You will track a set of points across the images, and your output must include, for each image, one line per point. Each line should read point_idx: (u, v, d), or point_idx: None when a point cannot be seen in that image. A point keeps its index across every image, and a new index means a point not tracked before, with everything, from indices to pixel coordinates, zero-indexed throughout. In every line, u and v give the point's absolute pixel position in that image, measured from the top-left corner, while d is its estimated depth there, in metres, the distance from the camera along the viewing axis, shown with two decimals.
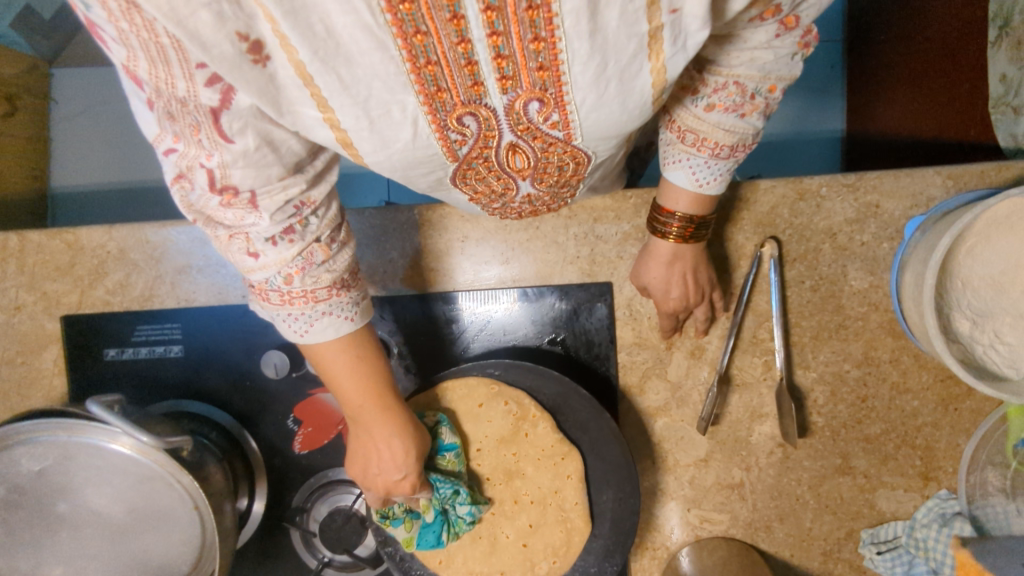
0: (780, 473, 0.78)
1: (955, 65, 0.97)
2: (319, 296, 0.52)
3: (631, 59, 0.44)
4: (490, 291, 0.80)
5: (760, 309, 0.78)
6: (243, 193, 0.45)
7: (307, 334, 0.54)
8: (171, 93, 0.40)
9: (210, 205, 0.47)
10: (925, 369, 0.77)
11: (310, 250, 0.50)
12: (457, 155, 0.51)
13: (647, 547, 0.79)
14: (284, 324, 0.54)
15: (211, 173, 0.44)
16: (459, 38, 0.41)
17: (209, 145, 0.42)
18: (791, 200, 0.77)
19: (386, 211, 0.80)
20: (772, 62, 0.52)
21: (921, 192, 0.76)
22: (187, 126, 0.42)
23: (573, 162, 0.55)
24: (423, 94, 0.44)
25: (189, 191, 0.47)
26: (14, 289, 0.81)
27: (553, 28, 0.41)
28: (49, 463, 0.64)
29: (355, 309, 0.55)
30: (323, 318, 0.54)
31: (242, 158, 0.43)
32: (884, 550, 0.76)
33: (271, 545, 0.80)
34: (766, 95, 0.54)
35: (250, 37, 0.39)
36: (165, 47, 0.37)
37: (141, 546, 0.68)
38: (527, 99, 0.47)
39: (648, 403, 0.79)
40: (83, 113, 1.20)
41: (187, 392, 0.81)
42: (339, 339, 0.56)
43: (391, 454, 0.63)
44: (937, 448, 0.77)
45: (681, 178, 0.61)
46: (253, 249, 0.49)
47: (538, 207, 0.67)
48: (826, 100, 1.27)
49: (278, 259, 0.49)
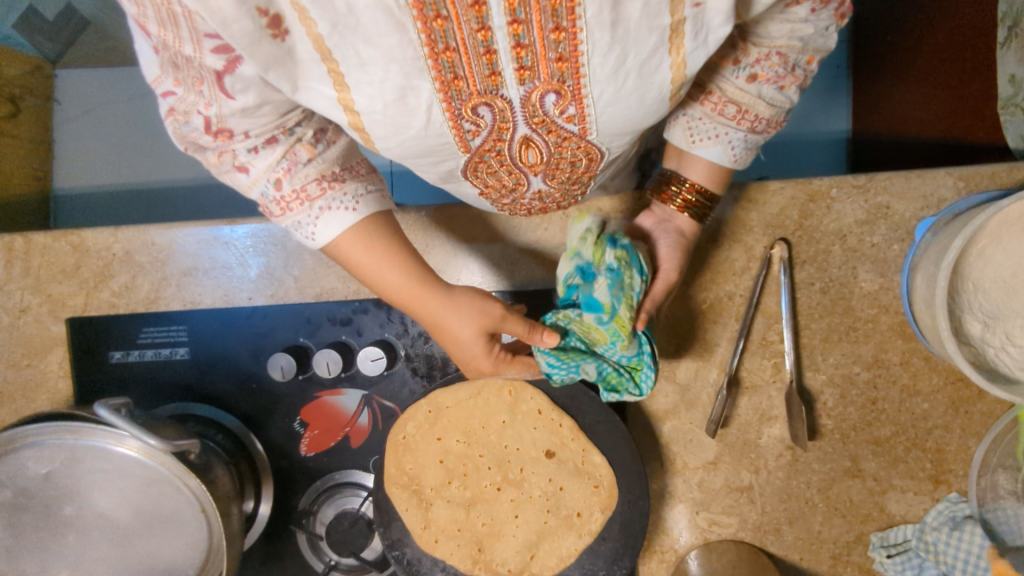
0: (790, 476, 0.77)
1: (965, 65, 0.96)
2: (313, 195, 0.51)
3: (652, 51, 0.45)
4: (498, 293, 0.80)
5: (769, 311, 0.77)
6: (238, 135, 0.48)
7: (316, 237, 0.53)
8: (177, 50, 0.42)
9: (201, 138, 0.48)
10: (935, 372, 0.77)
11: (294, 151, 0.50)
12: (470, 146, 0.51)
13: (655, 550, 0.78)
14: (293, 232, 0.53)
15: (207, 120, 0.46)
16: (479, 25, 0.41)
17: (207, 95, 0.44)
18: (801, 201, 0.77)
19: (393, 212, 0.79)
20: (811, 34, 0.54)
21: (931, 194, 0.76)
22: (190, 77, 0.44)
23: (586, 158, 0.55)
24: (439, 81, 0.45)
25: (181, 124, 0.47)
26: (19, 291, 0.81)
27: (575, 18, 0.42)
28: (56, 466, 0.64)
29: (357, 200, 0.53)
30: (323, 216, 0.52)
31: (238, 112, 0.45)
32: (894, 553, 0.75)
33: (277, 547, 0.80)
34: (804, 68, 0.57)
35: (269, 12, 0.40)
36: (176, 14, 0.40)
37: (148, 550, 0.67)
38: (544, 91, 0.47)
39: (657, 406, 0.79)
40: (86, 112, 1.20)
41: (193, 394, 0.81)
42: (348, 232, 0.54)
43: (473, 313, 0.61)
44: (948, 451, 0.77)
45: (716, 153, 0.63)
46: (240, 162, 0.49)
47: (548, 204, 0.66)
48: (828, 103, 1.27)
49: (265, 166, 0.49)
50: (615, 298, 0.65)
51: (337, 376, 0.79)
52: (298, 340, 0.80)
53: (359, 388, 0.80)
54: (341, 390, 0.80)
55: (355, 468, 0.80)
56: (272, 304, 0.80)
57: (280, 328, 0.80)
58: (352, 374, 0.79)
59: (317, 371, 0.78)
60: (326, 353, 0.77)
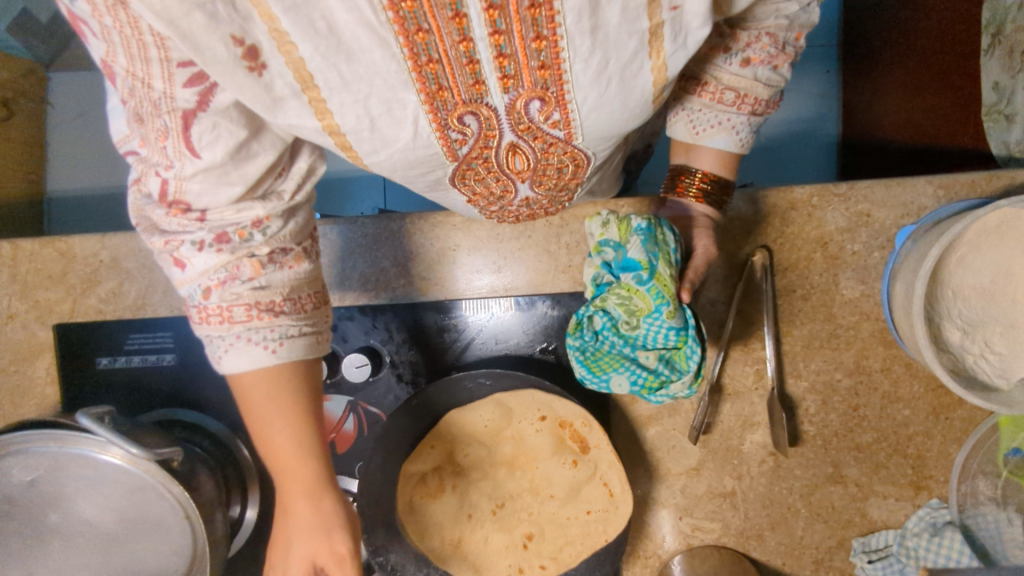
0: (772, 482, 0.78)
1: (950, 71, 0.97)
2: (236, 317, 0.50)
3: (633, 56, 0.45)
4: (482, 299, 0.80)
5: (751, 318, 0.78)
6: (193, 210, 0.47)
7: (222, 361, 0.51)
8: (147, 93, 0.41)
9: (156, 214, 0.47)
10: (916, 378, 0.77)
11: (236, 264, 0.48)
12: (457, 155, 0.52)
13: (639, 555, 0.79)
14: (205, 345, 0.52)
15: (166, 184, 0.46)
16: (460, 36, 0.42)
17: (172, 153, 0.44)
18: (782, 209, 0.77)
19: (377, 220, 0.80)
20: (795, 11, 0.55)
21: (912, 202, 0.76)
22: (153, 132, 0.43)
23: (572, 164, 0.56)
24: (424, 92, 0.45)
25: (143, 196, 0.48)
26: (7, 297, 0.81)
27: (554, 27, 0.42)
28: (40, 473, 0.64)
29: (281, 341, 0.51)
30: (236, 343, 0.50)
31: (201, 173, 0.44)
32: (875, 559, 0.76)
33: (263, 551, 0.80)
34: (792, 45, 0.58)
35: (246, 43, 0.40)
36: (147, 45, 0.38)
37: (133, 555, 0.68)
38: (528, 98, 0.48)
39: (640, 412, 0.79)
40: (79, 117, 1.20)
41: (179, 401, 0.81)
42: (256, 371, 0.51)
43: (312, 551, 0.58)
44: (929, 457, 0.77)
45: (723, 141, 0.64)
46: (180, 256, 0.48)
47: (535, 211, 0.67)
48: (818, 107, 1.28)
49: (202, 268, 0.48)
50: (651, 253, 0.64)
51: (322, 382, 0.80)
52: None
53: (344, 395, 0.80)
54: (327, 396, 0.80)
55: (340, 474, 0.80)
56: None
57: None
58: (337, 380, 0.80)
59: None
60: None
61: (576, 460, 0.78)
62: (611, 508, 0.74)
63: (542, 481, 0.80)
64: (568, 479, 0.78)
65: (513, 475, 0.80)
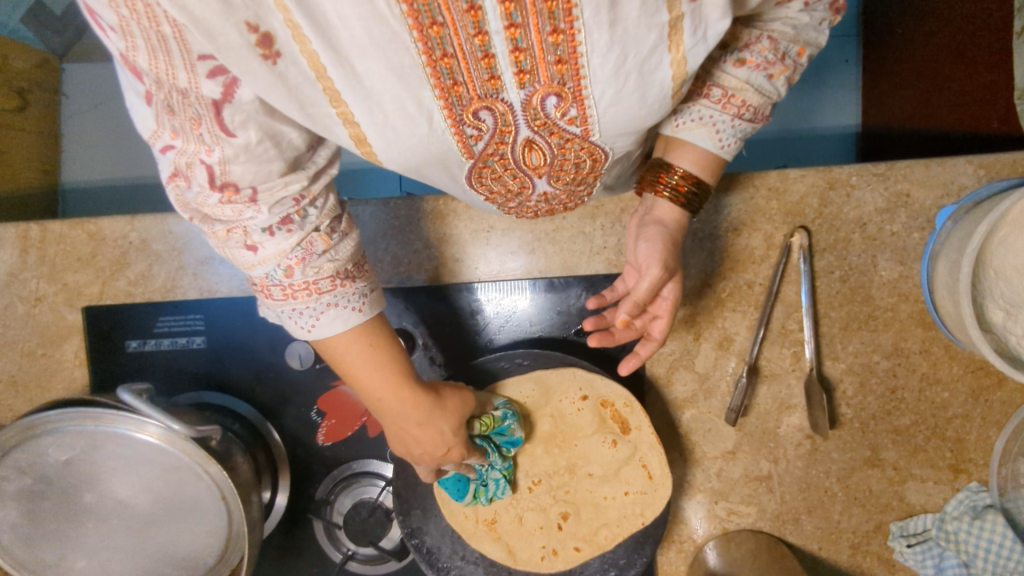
0: (808, 465, 0.77)
1: (981, 56, 0.96)
2: (323, 288, 0.51)
3: (651, 50, 0.45)
4: (516, 282, 0.79)
5: (788, 299, 0.77)
6: (242, 190, 0.45)
7: (315, 330, 0.52)
8: (172, 84, 0.40)
9: (207, 203, 0.46)
10: (955, 361, 0.76)
11: (309, 241, 0.49)
12: (473, 151, 0.51)
13: (673, 540, 0.78)
14: (291, 321, 0.52)
15: (210, 170, 0.44)
16: (475, 30, 0.42)
17: (209, 139, 0.42)
18: (821, 189, 0.76)
19: (411, 200, 0.79)
20: (804, 23, 0.54)
21: (952, 182, 0.76)
22: (187, 120, 0.42)
23: (589, 159, 0.55)
24: (438, 88, 0.45)
25: (184, 189, 0.46)
26: (35, 280, 0.80)
27: (572, 20, 0.42)
28: (76, 452, 0.63)
29: (363, 299, 0.53)
30: (331, 309, 0.52)
31: (243, 153, 0.43)
32: (914, 543, 0.75)
33: (294, 536, 0.80)
34: (794, 59, 0.56)
35: (260, 29, 0.39)
36: (167, 37, 0.38)
37: (168, 538, 0.67)
38: (544, 94, 0.47)
39: (675, 394, 0.78)
40: (93, 107, 1.19)
41: (209, 384, 0.81)
42: (349, 330, 0.53)
43: (418, 435, 0.60)
44: (968, 441, 0.77)
45: (700, 137, 0.59)
46: (251, 241, 0.48)
47: (554, 207, 0.66)
48: (817, 100, 1.27)
49: (277, 250, 0.48)
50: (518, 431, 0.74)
51: None
52: None
53: None
54: None
55: (371, 458, 0.79)
56: None
57: None
58: None
59: None
60: None
61: (616, 440, 0.77)
62: (651, 488, 0.74)
63: (579, 459, 0.78)
64: (607, 459, 0.77)
65: (550, 455, 0.79)
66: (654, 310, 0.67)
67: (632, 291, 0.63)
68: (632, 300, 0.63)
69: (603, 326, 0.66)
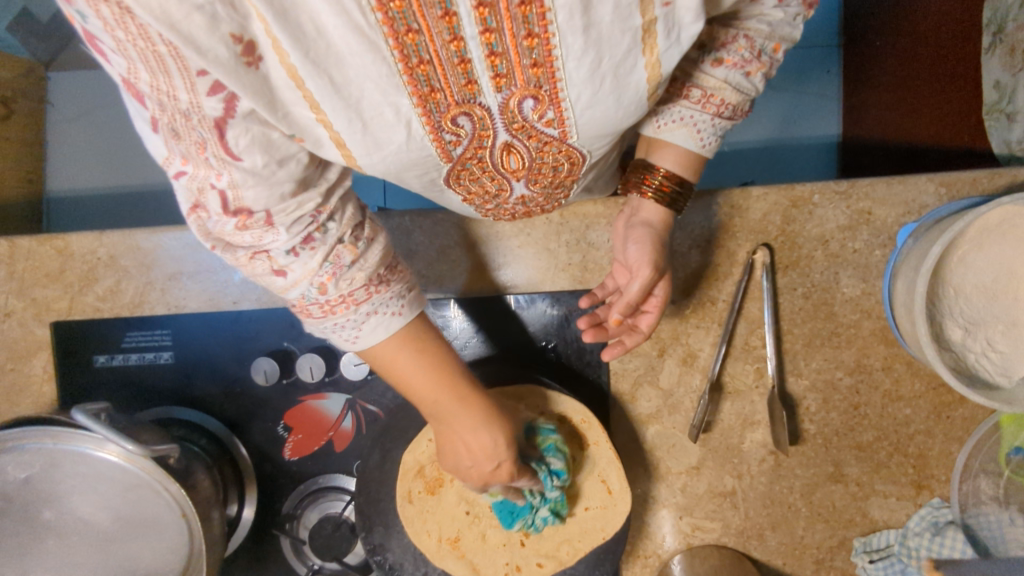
0: (772, 481, 0.78)
1: (955, 71, 0.96)
2: (359, 299, 0.53)
3: (626, 53, 0.45)
4: (482, 298, 0.80)
5: (751, 316, 0.77)
6: (257, 213, 0.47)
7: (359, 340, 0.55)
8: (174, 106, 0.40)
9: (227, 230, 0.48)
10: (917, 377, 0.77)
11: (337, 254, 0.51)
12: (452, 155, 0.51)
13: (638, 555, 0.79)
14: (334, 334, 0.55)
15: (223, 195, 0.45)
16: (451, 36, 0.41)
17: (216, 163, 0.43)
18: (783, 207, 0.77)
19: (378, 217, 0.79)
20: (779, 20, 0.54)
21: (913, 200, 0.76)
22: (193, 145, 0.42)
23: (568, 162, 0.56)
24: (416, 95, 0.45)
25: (205, 220, 0.48)
26: (4, 295, 0.81)
27: (546, 24, 0.42)
28: (35, 470, 0.64)
29: (401, 303, 0.56)
30: (369, 319, 0.54)
31: (251, 175, 0.44)
32: (876, 558, 0.75)
33: (261, 551, 0.80)
34: (770, 55, 0.55)
35: (244, 39, 0.39)
36: (163, 56, 0.37)
37: (129, 554, 0.67)
38: (521, 97, 0.47)
39: (640, 410, 0.79)
40: (80, 117, 1.20)
41: (177, 399, 0.81)
42: (393, 335, 0.56)
43: (471, 443, 0.62)
44: (930, 456, 0.77)
45: (682, 137, 0.59)
46: (278, 265, 0.50)
47: (531, 209, 0.66)
48: (800, 109, 1.27)
49: (306, 271, 0.50)
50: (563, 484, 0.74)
51: (321, 380, 0.80)
52: (282, 345, 0.80)
53: (343, 393, 0.80)
54: (325, 394, 0.80)
55: (337, 473, 0.80)
56: (257, 308, 0.81)
57: (265, 333, 0.81)
58: (335, 379, 0.80)
59: (300, 376, 0.79)
60: (310, 357, 0.79)
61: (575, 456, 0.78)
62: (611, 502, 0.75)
63: None
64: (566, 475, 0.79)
65: None
66: (646, 305, 0.68)
67: (624, 292, 0.65)
68: (624, 302, 0.65)
69: (596, 321, 0.68)
